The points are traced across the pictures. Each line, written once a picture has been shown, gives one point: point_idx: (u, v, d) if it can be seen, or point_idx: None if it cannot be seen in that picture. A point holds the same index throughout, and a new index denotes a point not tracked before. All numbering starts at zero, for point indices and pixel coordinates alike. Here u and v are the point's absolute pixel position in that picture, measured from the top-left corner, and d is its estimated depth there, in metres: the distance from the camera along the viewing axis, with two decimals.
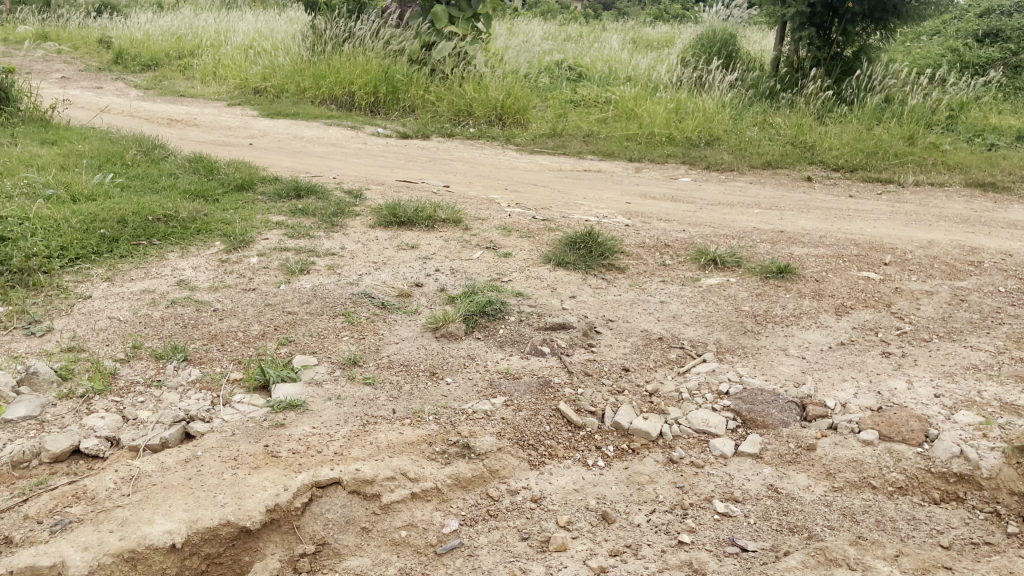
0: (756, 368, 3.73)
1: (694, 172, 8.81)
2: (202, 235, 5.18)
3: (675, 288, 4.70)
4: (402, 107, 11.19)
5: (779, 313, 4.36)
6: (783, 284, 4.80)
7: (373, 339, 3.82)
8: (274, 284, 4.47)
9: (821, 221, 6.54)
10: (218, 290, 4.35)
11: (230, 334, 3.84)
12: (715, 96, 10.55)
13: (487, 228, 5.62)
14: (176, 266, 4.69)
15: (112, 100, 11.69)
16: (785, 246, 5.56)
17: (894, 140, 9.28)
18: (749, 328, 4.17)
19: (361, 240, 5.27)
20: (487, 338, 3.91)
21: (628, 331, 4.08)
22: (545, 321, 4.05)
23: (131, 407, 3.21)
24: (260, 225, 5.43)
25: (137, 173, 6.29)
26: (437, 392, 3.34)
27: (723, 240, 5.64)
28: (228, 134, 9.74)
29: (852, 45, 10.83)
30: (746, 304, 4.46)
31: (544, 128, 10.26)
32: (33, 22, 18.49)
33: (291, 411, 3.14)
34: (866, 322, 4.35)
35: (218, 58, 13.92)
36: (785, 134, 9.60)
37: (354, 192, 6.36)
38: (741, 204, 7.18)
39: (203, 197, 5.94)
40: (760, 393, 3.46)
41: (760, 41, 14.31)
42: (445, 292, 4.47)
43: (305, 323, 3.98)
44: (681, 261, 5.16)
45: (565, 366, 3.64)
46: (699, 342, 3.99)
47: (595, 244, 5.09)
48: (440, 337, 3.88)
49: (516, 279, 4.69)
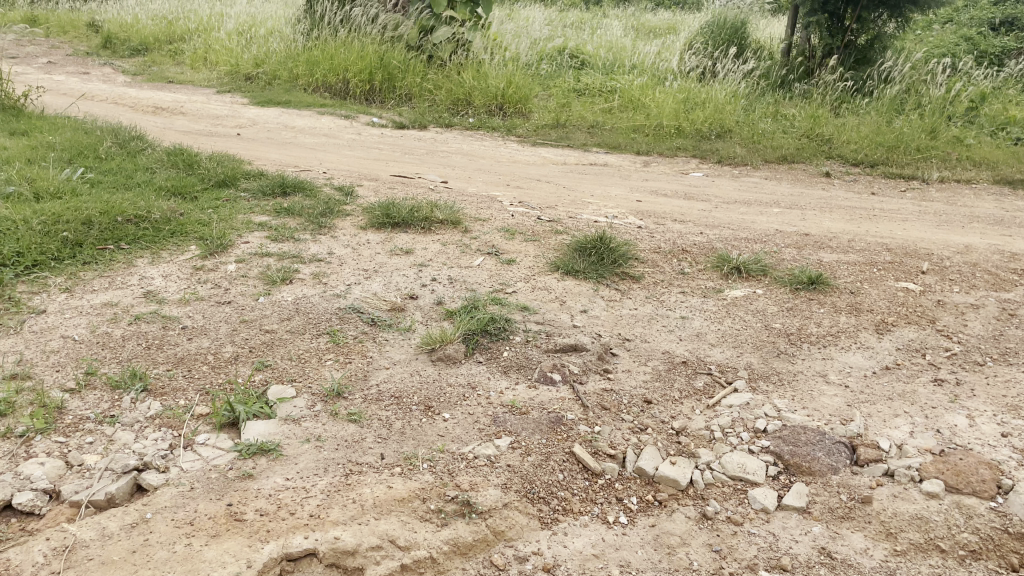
0: (795, 399, 3.29)
1: (705, 166, 8.35)
2: (176, 238, 4.73)
3: (697, 300, 4.25)
4: (398, 96, 10.71)
5: (814, 332, 3.92)
6: (816, 296, 4.35)
7: (361, 365, 3.37)
8: (252, 295, 4.02)
9: (845, 222, 6.09)
10: (188, 304, 3.89)
11: (198, 358, 3.39)
12: (727, 85, 10.06)
13: (488, 230, 5.17)
14: (145, 274, 4.23)
15: (96, 87, 11.19)
16: (812, 252, 5.11)
17: (915, 133, 8.79)
18: (783, 350, 3.73)
19: (351, 244, 4.82)
20: (490, 363, 3.46)
21: (648, 352, 3.64)
22: (555, 343, 3.60)
23: (76, 451, 2.76)
24: (241, 227, 4.97)
25: (110, 167, 5.81)
26: (433, 432, 2.90)
27: (744, 244, 5.19)
28: (216, 123, 9.24)
29: (868, 33, 10.32)
30: (777, 321, 4.02)
31: (547, 118, 9.79)
32: (21, 5, 17.95)
33: (262, 457, 2.70)
34: (911, 342, 3.91)
35: (209, 43, 13.42)
36: (800, 126, 9.12)
37: (344, 189, 5.89)
38: (758, 203, 6.71)
39: (182, 194, 5.48)
40: (803, 432, 3.02)
41: (769, 28, 13.78)
42: (442, 306, 4.02)
43: (285, 344, 3.53)
44: (701, 269, 4.71)
45: (578, 398, 3.19)
46: (728, 367, 3.55)
47: (607, 250, 4.64)
48: (437, 362, 3.44)
49: (521, 291, 4.24)
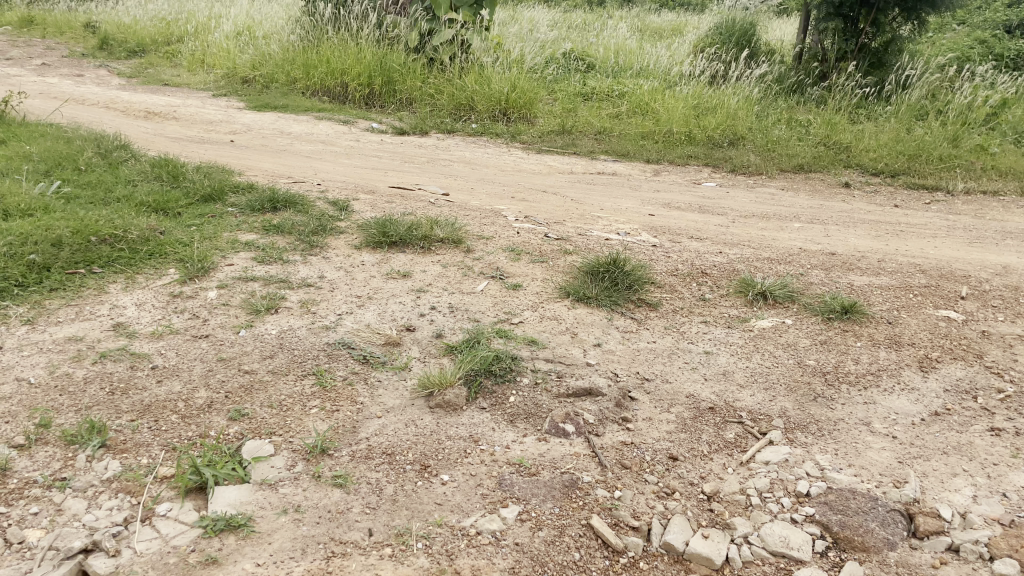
0: (839, 454, 2.92)
1: (718, 175, 7.98)
2: (154, 260, 4.36)
3: (720, 332, 3.88)
4: (398, 100, 10.35)
5: (853, 371, 3.54)
6: (850, 326, 3.97)
7: (349, 413, 3.01)
8: (232, 328, 3.65)
9: (871, 239, 5.70)
10: (161, 338, 3.53)
11: (167, 405, 3.02)
12: (740, 90, 9.68)
13: (492, 251, 4.79)
14: (116, 303, 3.87)
15: (89, 89, 10.84)
16: (840, 274, 4.73)
17: (938, 141, 8.39)
18: (820, 393, 3.35)
19: (343, 267, 4.45)
20: (495, 410, 3.09)
21: (670, 395, 3.27)
22: (567, 385, 3.23)
23: (17, 525, 2.40)
24: (225, 247, 4.60)
25: (90, 180, 5.45)
26: (431, 501, 2.54)
27: (767, 265, 4.81)
28: (209, 129, 8.90)
29: (883, 36, 9.91)
30: (811, 357, 3.64)
31: (553, 124, 9.41)
32: (19, 6, 17.63)
33: (230, 537, 2.35)
34: (960, 382, 3.53)
35: (206, 45, 13.07)
36: (816, 133, 8.74)
37: (339, 204, 5.52)
38: (777, 216, 6.33)
39: (164, 210, 5.11)
40: (852, 498, 2.66)
41: (780, 31, 13.34)
42: (442, 340, 3.64)
43: (266, 386, 3.16)
44: (723, 294, 4.33)
45: (594, 455, 2.83)
46: (761, 413, 3.18)
47: (621, 274, 4.26)
48: (435, 409, 3.07)
49: (528, 321, 3.87)
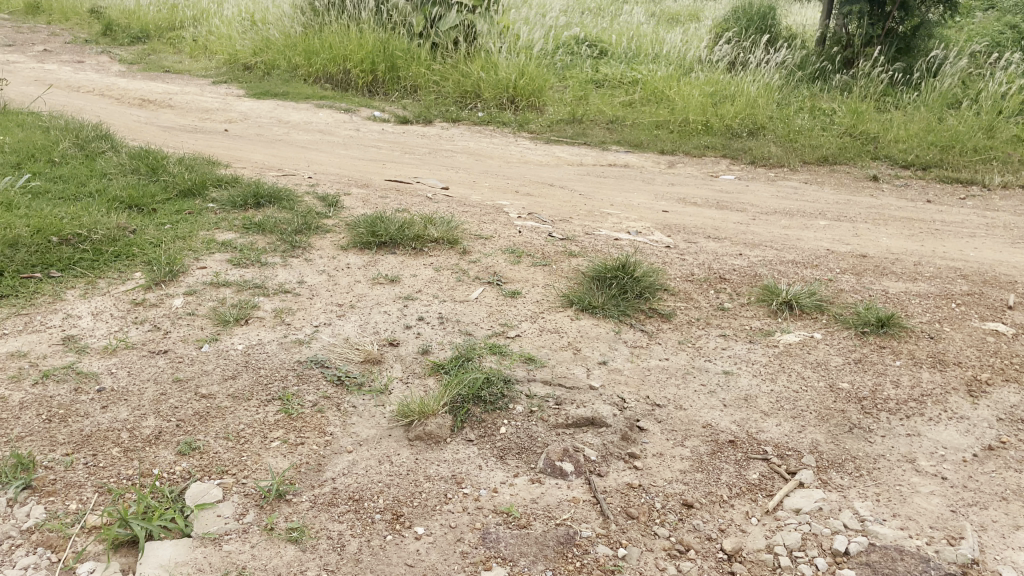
0: (881, 501, 2.52)
1: (737, 168, 7.52)
2: (120, 263, 3.99)
3: (741, 348, 3.47)
4: (402, 88, 9.94)
5: (892, 397, 3.12)
6: (887, 342, 3.55)
7: (315, 448, 2.62)
8: (195, 342, 3.27)
9: (904, 239, 5.26)
10: (114, 354, 3.16)
11: (108, 436, 2.65)
12: (760, 77, 9.15)
13: (491, 252, 4.40)
14: (70, 312, 3.50)
15: (84, 76, 10.50)
16: (873, 280, 4.30)
17: (972, 131, 7.88)
18: (856, 424, 2.94)
19: (326, 271, 4.07)
20: (483, 443, 2.70)
21: (684, 426, 2.87)
22: (566, 415, 2.84)
23: None
24: (199, 248, 4.23)
25: (62, 174, 5.09)
26: (401, 563, 2.16)
27: (792, 270, 4.39)
28: (204, 117, 8.53)
29: (911, 20, 9.37)
30: (845, 379, 3.22)
31: (563, 112, 8.98)
32: None
33: None
34: (1016, 409, 3.10)
35: (209, 30, 12.70)
36: (841, 123, 8.25)
37: (328, 199, 5.13)
38: (800, 213, 5.89)
39: (137, 207, 4.74)
40: (900, 559, 2.26)
41: (801, 15, 12.78)
42: (428, 357, 3.25)
43: (223, 413, 2.78)
44: (744, 302, 3.92)
45: (596, 502, 2.45)
46: (789, 448, 2.78)
47: (630, 281, 3.85)
48: (414, 442, 2.69)
49: (526, 335, 3.47)
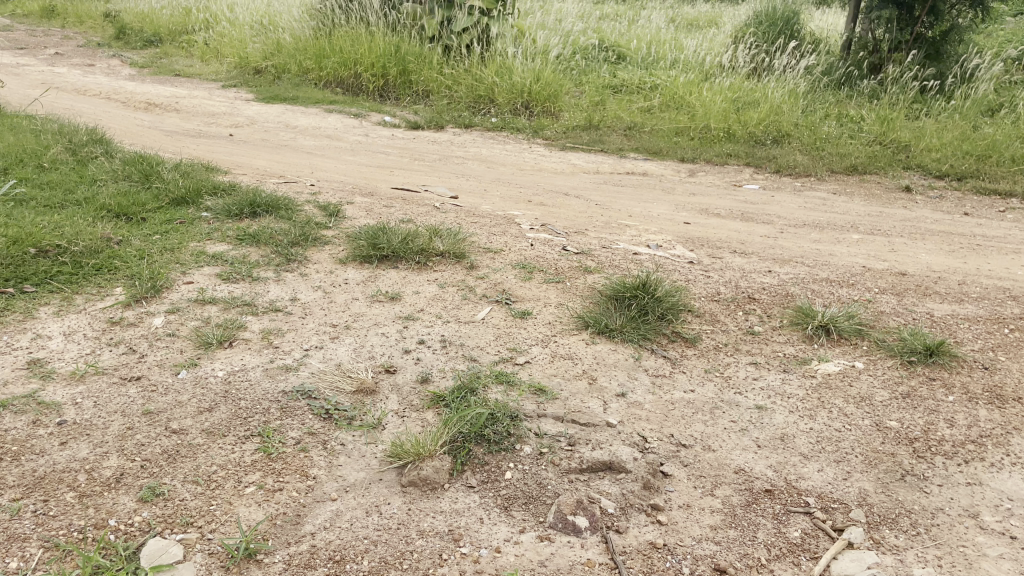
0: (944, 568, 2.19)
1: (761, 177, 7.18)
2: (100, 277, 3.71)
3: (775, 378, 3.13)
4: (414, 92, 9.66)
5: (948, 438, 2.77)
6: (937, 374, 3.20)
7: (295, 496, 2.32)
8: (172, 368, 2.97)
9: (944, 255, 4.89)
10: (81, 381, 2.87)
11: (62, 479, 2.35)
12: (784, 83, 8.81)
13: (500, 267, 4.08)
14: (41, 332, 3.21)
15: (93, 79, 10.31)
16: (916, 301, 3.95)
17: (1011, 139, 7.47)
18: (908, 470, 2.60)
19: (322, 287, 3.77)
20: (485, 491, 2.39)
21: (713, 471, 2.54)
22: (580, 458, 2.52)
23: None
24: (188, 261, 3.94)
25: (50, 182, 4.82)
26: None
27: (827, 289, 4.05)
28: (209, 122, 8.28)
29: (941, 25, 8.97)
30: (893, 418, 2.88)
31: (579, 118, 8.67)
32: None
33: None
34: None
35: (222, 34, 12.48)
36: (870, 131, 7.88)
37: (329, 208, 4.84)
38: (831, 225, 5.54)
39: (126, 216, 4.46)
40: None
41: (825, 20, 12.39)
42: (427, 386, 2.93)
43: (196, 452, 2.48)
44: (777, 325, 3.58)
45: (613, 567, 2.13)
46: (833, 500, 2.44)
47: (651, 301, 3.52)
48: (407, 489, 2.37)
49: (537, 361, 3.14)
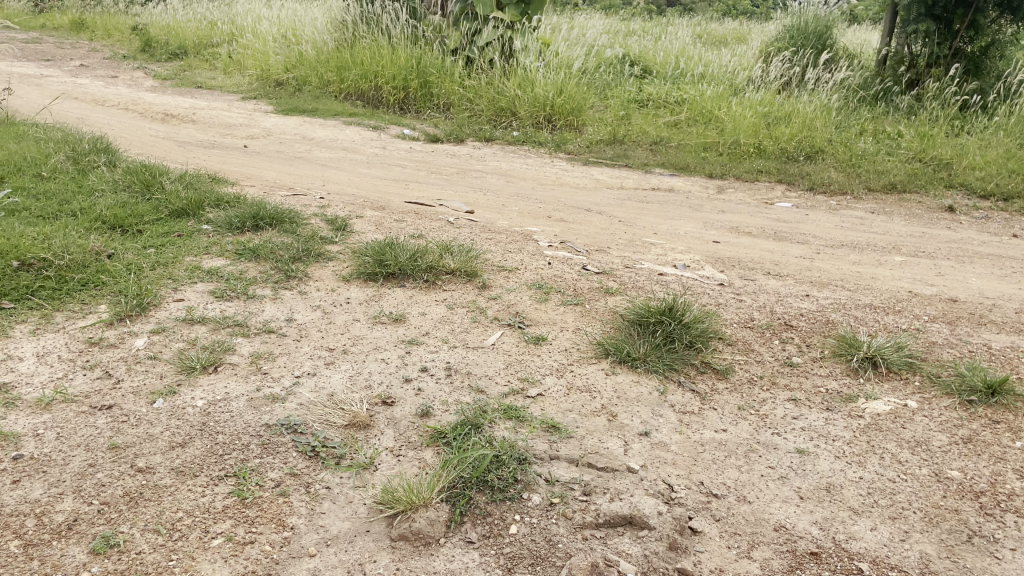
0: None
1: (794, 194, 6.82)
2: (85, 293, 3.46)
3: (818, 417, 2.79)
4: (435, 105, 9.42)
5: (1019, 493, 2.42)
6: (1002, 416, 2.83)
7: (270, 551, 2.03)
8: (148, 395, 2.70)
9: (997, 280, 4.52)
10: (48, 409, 2.61)
11: (9, 524, 2.08)
12: (817, 98, 8.46)
13: (515, 287, 3.79)
14: (13, 352, 2.96)
15: (114, 90, 10.21)
16: (970, 331, 3.59)
17: None
18: (975, 532, 2.25)
19: (321, 306, 3.49)
20: (486, 549, 2.08)
21: (750, 528, 2.21)
22: (596, 510, 2.21)
23: None
24: (181, 277, 3.68)
25: (46, 192, 4.60)
26: None
27: (871, 315, 3.71)
28: (225, 133, 8.10)
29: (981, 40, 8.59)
30: (954, 467, 2.52)
31: (603, 132, 8.37)
32: (74, 8, 17.34)
33: None
34: None
35: (245, 46, 12.37)
36: (908, 147, 7.51)
37: (336, 222, 4.58)
38: (871, 246, 5.19)
39: (121, 229, 4.23)
40: None
41: (858, 36, 12.03)
42: (427, 420, 2.63)
43: (162, 496, 2.20)
44: (818, 355, 3.24)
45: None
46: (890, 567, 2.10)
47: (677, 327, 3.20)
48: (397, 545, 2.07)
49: (550, 393, 2.83)
